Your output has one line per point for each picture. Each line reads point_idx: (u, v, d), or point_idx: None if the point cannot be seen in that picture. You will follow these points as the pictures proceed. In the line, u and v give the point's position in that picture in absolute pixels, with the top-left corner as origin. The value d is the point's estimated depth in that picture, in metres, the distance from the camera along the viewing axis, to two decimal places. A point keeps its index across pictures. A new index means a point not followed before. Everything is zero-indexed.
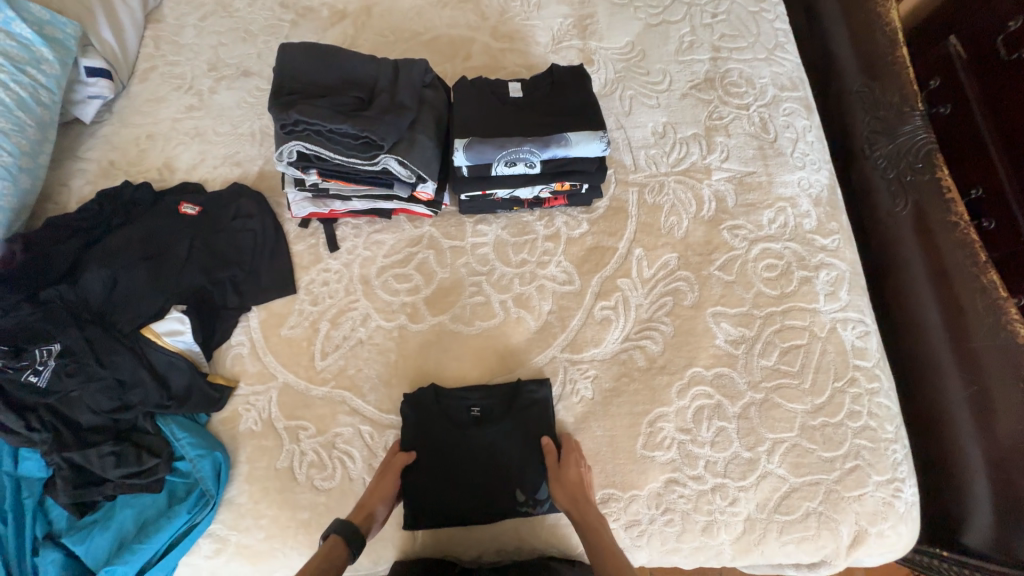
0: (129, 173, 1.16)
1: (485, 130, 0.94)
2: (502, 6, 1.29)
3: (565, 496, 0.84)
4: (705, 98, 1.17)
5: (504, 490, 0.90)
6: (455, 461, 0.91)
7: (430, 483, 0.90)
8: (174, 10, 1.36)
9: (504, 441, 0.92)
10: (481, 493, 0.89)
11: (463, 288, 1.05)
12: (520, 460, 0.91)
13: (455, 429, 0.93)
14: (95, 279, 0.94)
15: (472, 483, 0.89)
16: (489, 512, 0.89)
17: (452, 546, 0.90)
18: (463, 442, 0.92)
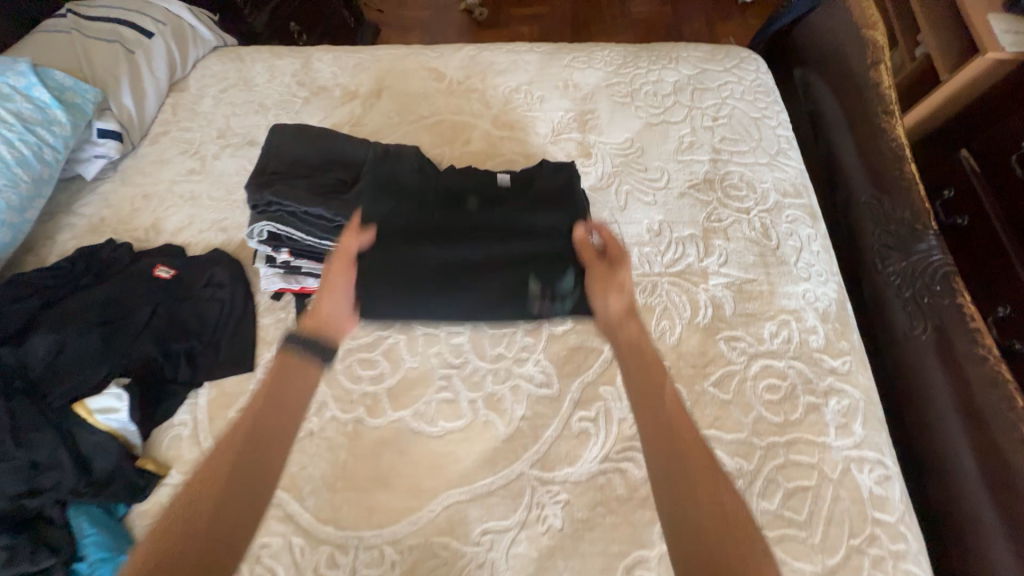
0: (117, 231, 1.17)
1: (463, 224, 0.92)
2: (506, 97, 1.33)
3: (618, 304, 0.81)
4: (703, 198, 1.14)
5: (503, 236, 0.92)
6: (439, 228, 0.93)
7: (410, 262, 0.89)
8: (198, 81, 1.44)
9: (518, 242, 0.92)
10: (473, 234, 0.92)
11: (431, 382, 0.96)
12: (529, 209, 0.95)
13: (451, 207, 0.94)
14: (41, 344, 0.90)
15: (466, 228, 0.93)
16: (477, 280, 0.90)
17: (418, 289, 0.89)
18: (471, 225, 0.93)
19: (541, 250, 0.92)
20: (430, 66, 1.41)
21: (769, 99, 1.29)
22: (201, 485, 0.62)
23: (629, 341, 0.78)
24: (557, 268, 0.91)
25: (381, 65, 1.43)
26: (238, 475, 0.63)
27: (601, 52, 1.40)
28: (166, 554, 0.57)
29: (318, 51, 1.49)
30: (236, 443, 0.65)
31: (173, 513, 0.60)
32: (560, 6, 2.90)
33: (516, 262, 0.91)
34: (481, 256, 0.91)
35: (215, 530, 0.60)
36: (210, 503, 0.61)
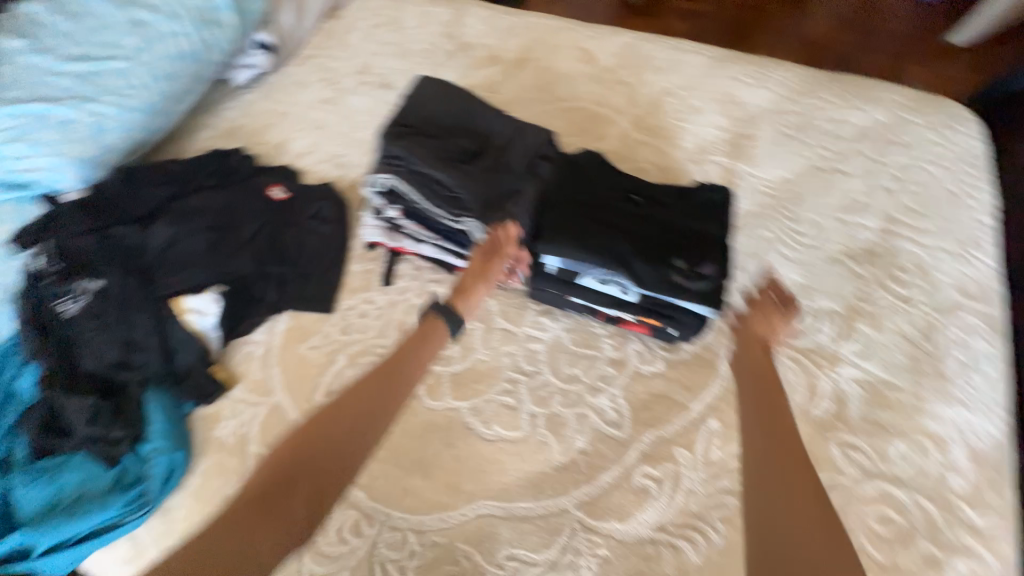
0: (248, 141, 1.22)
1: (588, 232, 0.77)
2: (655, 98, 1.20)
3: (752, 347, 0.85)
4: (858, 271, 0.95)
5: (661, 210, 0.80)
6: (593, 191, 0.83)
7: (568, 215, 0.79)
8: (354, 12, 1.45)
9: (670, 220, 0.79)
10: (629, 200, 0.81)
11: (496, 381, 0.91)
12: (686, 197, 0.83)
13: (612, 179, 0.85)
14: (159, 233, 0.95)
15: (623, 196, 0.82)
16: (633, 243, 0.74)
17: (584, 233, 0.77)
18: (624, 196, 0.82)
19: (685, 235, 0.76)
20: (582, 47, 1.32)
21: (978, 174, 1.05)
22: (301, 445, 0.69)
23: (756, 374, 0.81)
24: (704, 252, 0.74)
25: (532, 35, 1.35)
26: (342, 445, 0.69)
27: (778, 71, 1.21)
28: (268, 498, 0.64)
29: (472, 7, 1.44)
30: (341, 417, 0.72)
31: (274, 467, 0.67)
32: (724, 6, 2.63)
33: (655, 227, 0.77)
34: (630, 224, 0.78)
35: (308, 487, 0.65)
36: (308, 465, 0.67)
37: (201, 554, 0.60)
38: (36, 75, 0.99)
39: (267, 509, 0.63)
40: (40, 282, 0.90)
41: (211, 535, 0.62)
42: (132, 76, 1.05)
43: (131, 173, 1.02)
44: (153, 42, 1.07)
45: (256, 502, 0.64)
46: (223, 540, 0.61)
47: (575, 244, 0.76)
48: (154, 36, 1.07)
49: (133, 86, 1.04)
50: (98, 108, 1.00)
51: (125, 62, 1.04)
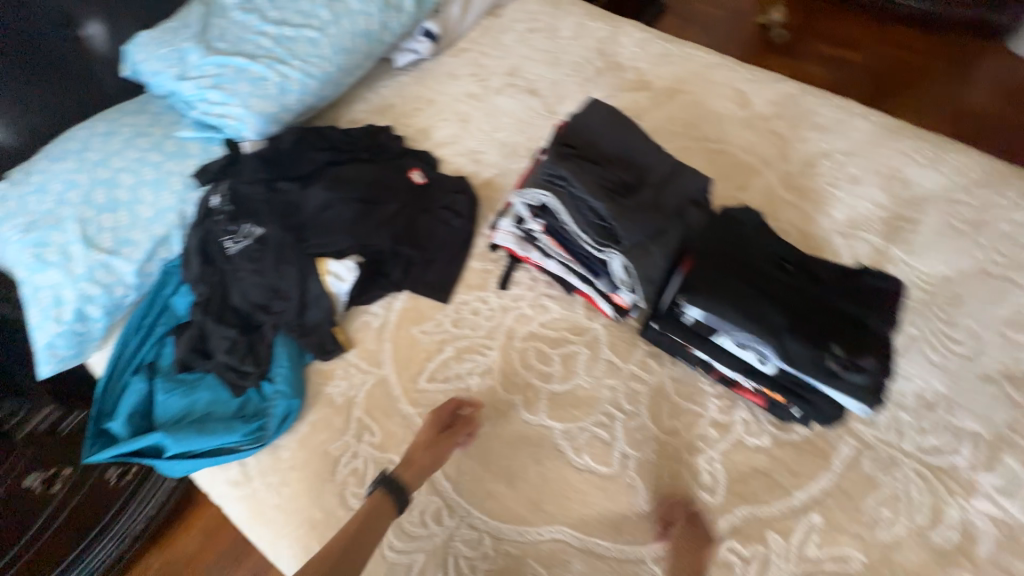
0: (396, 121, 1.29)
1: (742, 291, 0.73)
2: (809, 158, 1.14)
3: (683, 556, 0.77)
4: (1016, 398, 0.86)
5: (821, 286, 0.76)
6: (747, 249, 0.80)
7: (720, 268, 0.77)
8: (513, 13, 1.48)
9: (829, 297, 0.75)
10: (784, 268, 0.78)
11: (593, 411, 0.90)
12: (845, 278, 0.78)
13: (767, 241, 0.82)
14: (316, 195, 1.02)
15: (779, 262, 0.79)
16: (790, 313, 0.70)
17: (737, 291, 0.73)
18: (780, 262, 0.79)
19: (843, 319, 0.72)
20: (738, 89, 1.27)
21: None
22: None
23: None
24: (862, 342, 0.70)
25: (687, 67, 1.32)
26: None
27: (957, 156, 1.11)
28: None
29: (630, 27, 1.43)
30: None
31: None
32: (878, 59, 2.42)
33: (813, 303, 0.73)
34: (786, 292, 0.74)
35: None
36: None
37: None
38: (243, 33, 1.10)
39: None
40: (212, 218, 1.00)
41: None
42: (318, 45, 1.13)
43: (300, 134, 1.12)
44: (342, 17, 1.16)
45: None
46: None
47: (727, 300, 0.72)
48: (344, 12, 1.16)
49: (318, 55, 1.13)
50: (286, 70, 1.09)
51: (316, 32, 1.13)
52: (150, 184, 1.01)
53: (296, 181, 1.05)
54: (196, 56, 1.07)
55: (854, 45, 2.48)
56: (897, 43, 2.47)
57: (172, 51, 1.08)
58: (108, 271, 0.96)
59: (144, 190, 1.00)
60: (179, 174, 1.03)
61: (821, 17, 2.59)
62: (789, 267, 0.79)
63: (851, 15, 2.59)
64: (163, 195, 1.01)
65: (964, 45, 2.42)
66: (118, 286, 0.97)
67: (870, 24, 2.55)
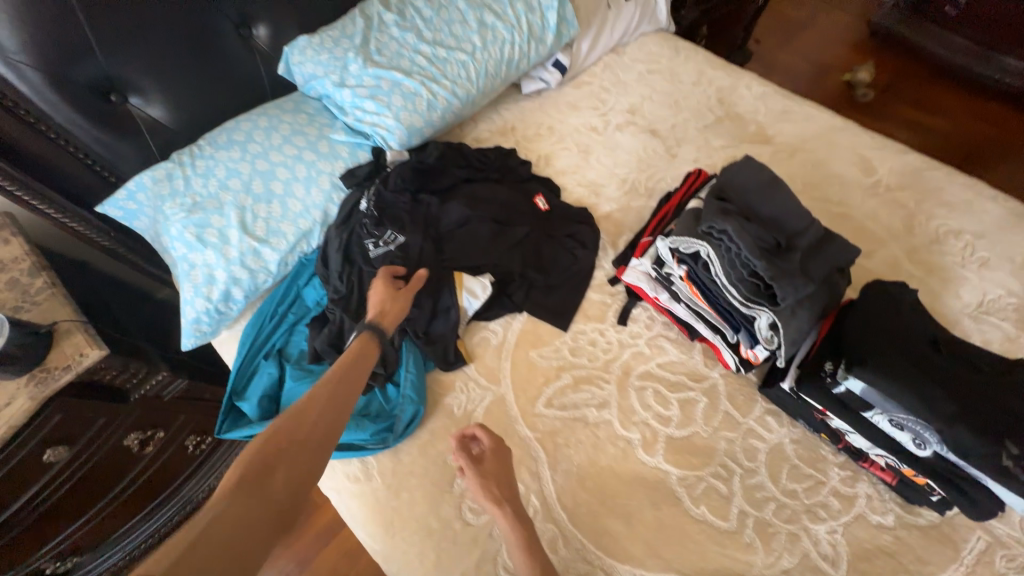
0: (519, 144, 1.33)
1: (907, 372, 0.74)
2: (936, 234, 1.13)
3: (490, 487, 0.78)
4: None
5: (985, 373, 0.75)
6: (905, 326, 0.80)
7: (882, 345, 0.77)
8: (634, 53, 1.53)
9: (1002, 386, 0.73)
10: (944, 350, 0.78)
11: (712, 461, 0.90)
12: (1010, 367, 0.77)
13: (923, 318, 0.82)
14: (455, 211, 1.07)
15: (938, 343, 0.79)
16: (962, 403, 0.70)
17: (903, 371, 0.74)
18: (939, 343, 0.79)
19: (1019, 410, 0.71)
20: (861, 154, 1.27)
21: None
22: (272, 433, 0.65)
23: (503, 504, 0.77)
24: None
25: (809, 126, 1.34)
26: (316, 429, 0.68)
27: None
28: (251, 482, 0.60)
29: (750, 79, 1.46)
30: (311, 406, 0.70)
31: (243, 458, 0.62)
32: (967, 130, 2.39)
33: (985, 391, 0.72)
34: (955, 376, 0.74)
35: (282, 489, 0.61)
36: (287, 450, 0.64)
37: (189, 550, 0.52)
38: (402, 49, 1.16)
39: (254, 493, 0.59)
40: (357, 220, 1.05)
41: (169, 551, 0.51)
42: (467, 68, 1.19)
43: (444, 151, 1.17)
44: (491, 44, 1.22)
45: (242, 491, 0.59)
46: (225, 538, 0.55)
47: (892, 380, 0.73)
48: (492, 39, 1.22)
49: (465, 77, 1.19)
50: (437, 89, 1.15)
51: (467, 57, 1.19)
52: (302, 181, 1.07)
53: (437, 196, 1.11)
54: (356, 66, 1.14)
55: (942, 113, 2.45)
56: (987, 116, 2.43)
57: (333, 57, 1.14)
58: (256, 258, 1.01)
59: (296, 186, 1.06)
60: (329, 174, 1.09)
61: (912, 81, 2.57)
62: (947, 350, 0.79)
63: (942, 83, 2.56)
64: (312, 192, 1.07)
65: None
66: (261, 273, 1.02)
67: (961, 94, 2.51)
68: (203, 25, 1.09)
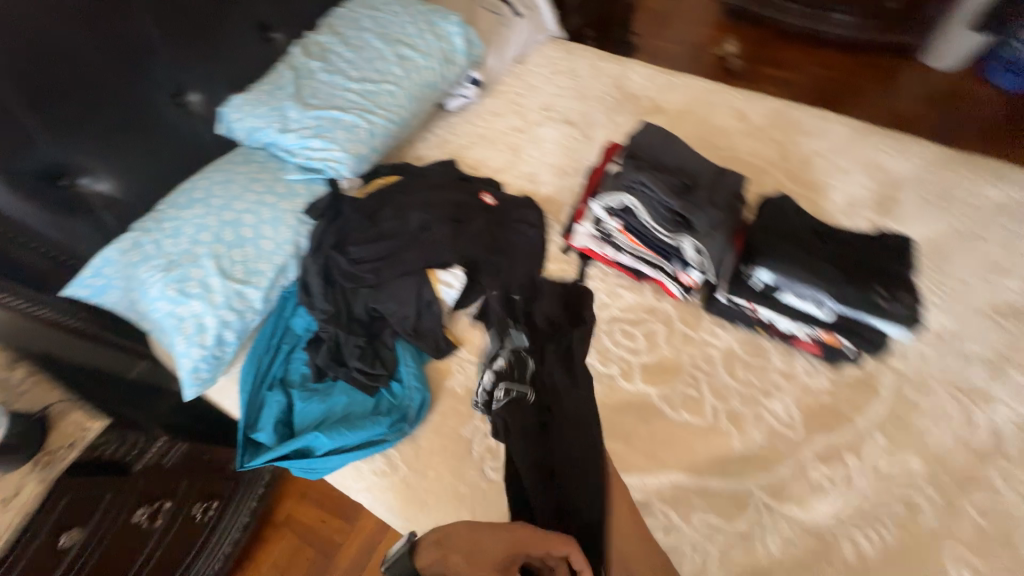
0: (456, 155, 1.48)
1: (798, 255, 0.95)
2: (806, 157, 1.40)
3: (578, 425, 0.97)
4: (1006, 326, 1.07)
5: (852, 245, 0.98)
6: (790, 223, 1.02)
7: (778, 240, 0.98)
8: (535, 61, 1.74)
9: (865, 251, 0.96)
10: (823, 235, 1.00)
11: (680, 374, 1.07)
12: (873, 237, 0.99)
13: (804, 216, 1.04)
14: (416, 219, 1.20)
15: (818, 231, 1.01)
16: (840, 269, 0.92)
17: (795, 254, 0.95)
18: (819, 231, 1.00)
19: (876, 264, 0.93)
20: (735, 108, 1.54)
21: None
22: None
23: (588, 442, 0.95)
24: (894, 280, 0.91)
25: (691, 94, 1.60)
26: None
27: (917, 146, 1.39)
28: None
29: (636, 65, 1.71)
30: None
31: None
32: (821, 78, 2.83)
33: (852, 257, 0.94)
34: (831, 252, 0.96)
35: None
36: None
37: None
38: (332, 90, 1.29)
39: None
40: (328, 246, 1.15)
41: None
42: (395, 97, 1.34)
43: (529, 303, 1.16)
44: (412, 72, 1.37)
45: None
46: None
47: (789, 262, 0.94)
48: (412, 68, 1.38)
49: (395, 104, 1.33)
50: (374, 119, 1.28)
51: (394, 87, 1.34)
52: (268, 222, 1.15)
53: (406, 216, 1.21)
54: (294, 111, 1.24)
55: (798, 68, 2.89)
56: (830, 64, 2.89)
57: (271, 109, 1.24)
58: (241, 299, 1.08)
59: (265, 227, 1.14)
60: (292, 211, 1.18)
61: (770, 46, 3.01)
62: (824, 235, 1.00)
63: (791, 44, 3.02)
64: (280, 230, 1.16)
65: (883, 62, 2.87)
66: (249, 312, 1.09)
67: (808, 50, 2.98)
68: (140, 101, 1.15)
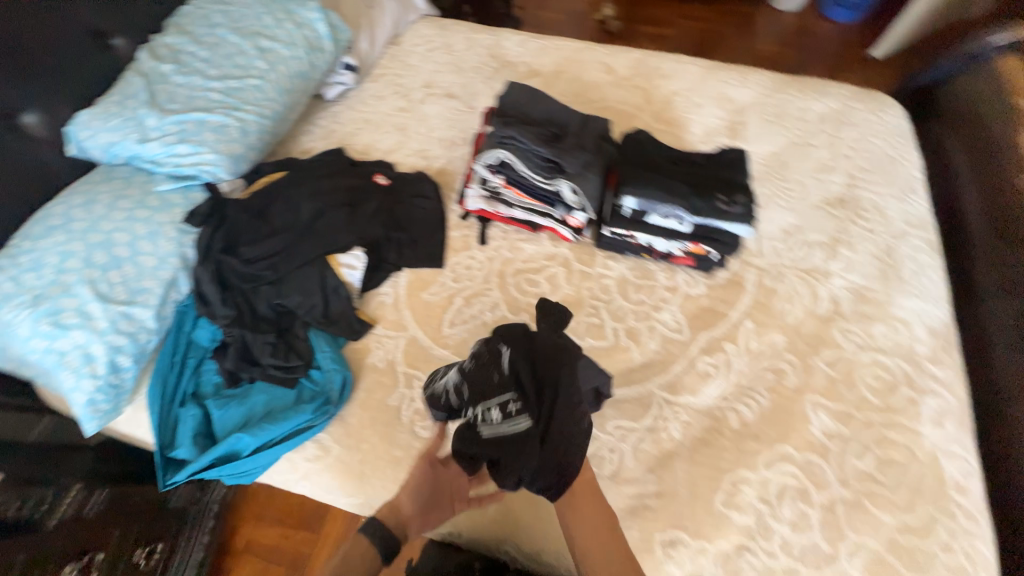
0: (344, 142, 1.47)
1: (655, 179, 1.06)
2: (667, 98, 1.55)
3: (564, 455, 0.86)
4: (835, 214, 1.28)
5: (701, 165, 1.11)
6: (649, 154, 1.13)
7: (639, 168, 1.09)
8: (411, 40, 1.75)
9: (710, 168, 1.09)
10: (677, 160, 1.12)
11: (582, 307, 1.17)
12: (716, 155, 1.14)
13: (661, 146, 1.16)
14: (308, 209, 1.20)
15: (673, 157, 1.13)
16: (690, 185, 1.04)
17: (652, 179, 1.06)
18: (673, 157, 1.13)
19: (719, 177, 1.07)
20: (603, 62, 1.66)
21: (905, 144, 1.45)
22: None
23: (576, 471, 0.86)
24: (734, 188, 1.05)
25: (561, 55, 1.69)
26: None
27: (755, 76, 1.59)
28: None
29: (508, 33, 1.77)
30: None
31: None
32: (689, 30, 3.07)
33: (700, 174, 1.07)
34: (683, 172, 1.08)
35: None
36: None
37: None
38: (192, 92, 1.23)
39: None
40: (216, 251, 1.11)
41: None
42: (263, 91, 1.30)
43: (526, 325, 0.94)
44: (277, 64, 1.34)
45: None
46: None
47: (648, 186, 1.04)
48: (276, 59, 1.34)
49: (265, 98, 1.30)
50: (243, 115, 1.24)
51: (259, 80, 1.30)
52: (144, 237, 1.09)
53: (297, 207, 1.20)
54: (152, 119, 1.17)
55: (669, 23, 3.11)
56: (695, 16, 3.14)
57: (126, 120, 1.16)
58: (129, 320, 1.03)
59: (142, 243, 1.08)
60: (170, 222, 1.12)
61: (641, 5, 3.20)
62: (679, 160, 1.13)
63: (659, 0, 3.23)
64: (161, 243, 1.10)
65: (739, 9, 3.16)
66: (142, 333, 1.04)
67: (675, 5, 3.20)
68: None
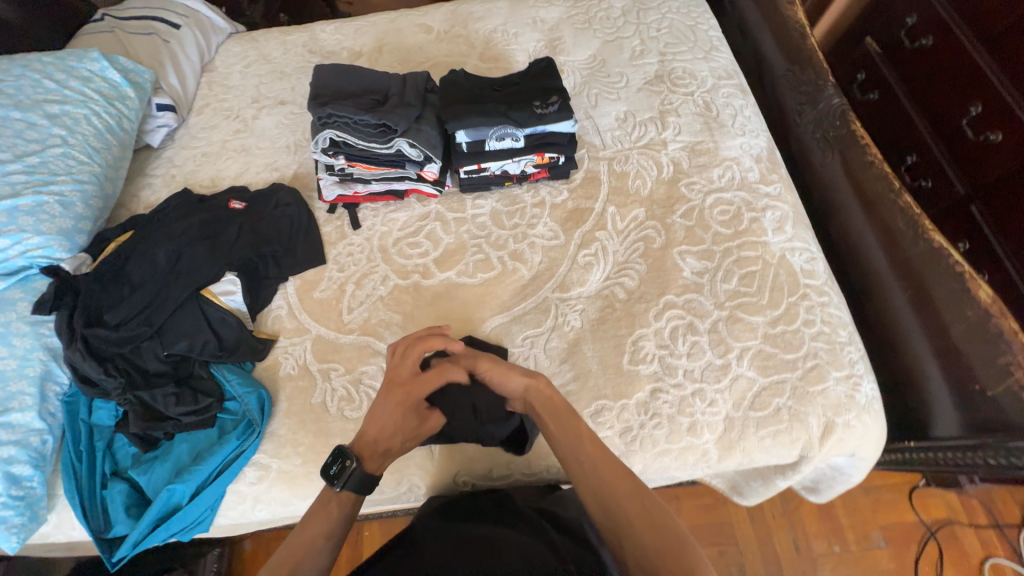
0: (186, 181, 1.41)
1: (476, 108, 1.17)
2: (487, 37, 1.60)
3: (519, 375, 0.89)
4: (656, 90, 1.40)
5: (514, 86, 1.24)
6: (469, 88, 1.23)
7: (460, 102, 1.19)
8: (224, 62, 1.68)
9: (522, 84, 1.23)
10: (494, 86, 1.24)
11: (466, 250, 1.23)
12: (524, 73, 1.26)
13: (478, 78, 1.26)
14: (164, 255, 1.15)
15: (489, 85, 1.25)
16: (508, 104, 1.18)
17: (473, 108, 1.17)
18: (490, 85, 1.25)
19: (531, 89, 1.21)
20: (419, 23, 1.67)
21: (700, 10, 1.58)
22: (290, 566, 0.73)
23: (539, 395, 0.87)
24: (546, 94, 1.20)
25: (378, 28, 1.68)
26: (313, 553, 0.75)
27: None
28: None
29: (320, 25, 1.73)
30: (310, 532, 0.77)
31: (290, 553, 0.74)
32: None
33: (514, 93, 1.21)
34: (502, 95, 1.21)
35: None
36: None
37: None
38: None
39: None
40: (78, 327, 1.04)
41: None
42: (72, 157, 1.23)
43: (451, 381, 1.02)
44: (78, 127, 1.26)
45: None
46: None
47: (471, 114, 1.15)
48: (73, 121, 1.27)
49: (77, 163, 1.23)
50: (58, 188, 1.17)
51: (62, 147, 1.22)
52: None
53: (150, 257, 1.15)
54: None
55: None
56: None
57: None
58: (11, 428, 0.97)
59: None
60: (19, 318, 1.05)
61: None
62: (498, 87, 1.24)
63: None
64: (16, 343, 1.03)
65: None
66: (31, 436, 0.99)
67: None
68: None
